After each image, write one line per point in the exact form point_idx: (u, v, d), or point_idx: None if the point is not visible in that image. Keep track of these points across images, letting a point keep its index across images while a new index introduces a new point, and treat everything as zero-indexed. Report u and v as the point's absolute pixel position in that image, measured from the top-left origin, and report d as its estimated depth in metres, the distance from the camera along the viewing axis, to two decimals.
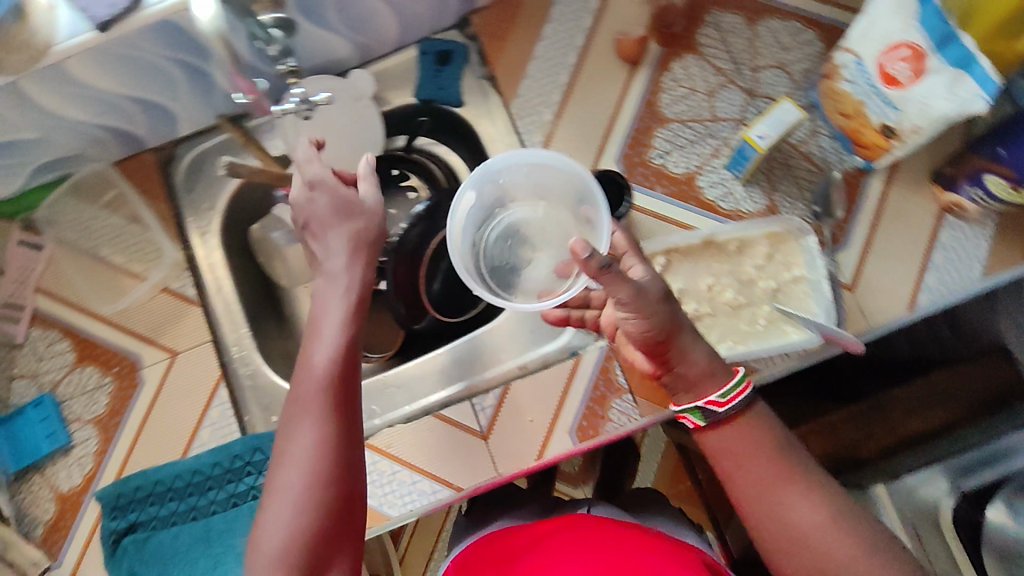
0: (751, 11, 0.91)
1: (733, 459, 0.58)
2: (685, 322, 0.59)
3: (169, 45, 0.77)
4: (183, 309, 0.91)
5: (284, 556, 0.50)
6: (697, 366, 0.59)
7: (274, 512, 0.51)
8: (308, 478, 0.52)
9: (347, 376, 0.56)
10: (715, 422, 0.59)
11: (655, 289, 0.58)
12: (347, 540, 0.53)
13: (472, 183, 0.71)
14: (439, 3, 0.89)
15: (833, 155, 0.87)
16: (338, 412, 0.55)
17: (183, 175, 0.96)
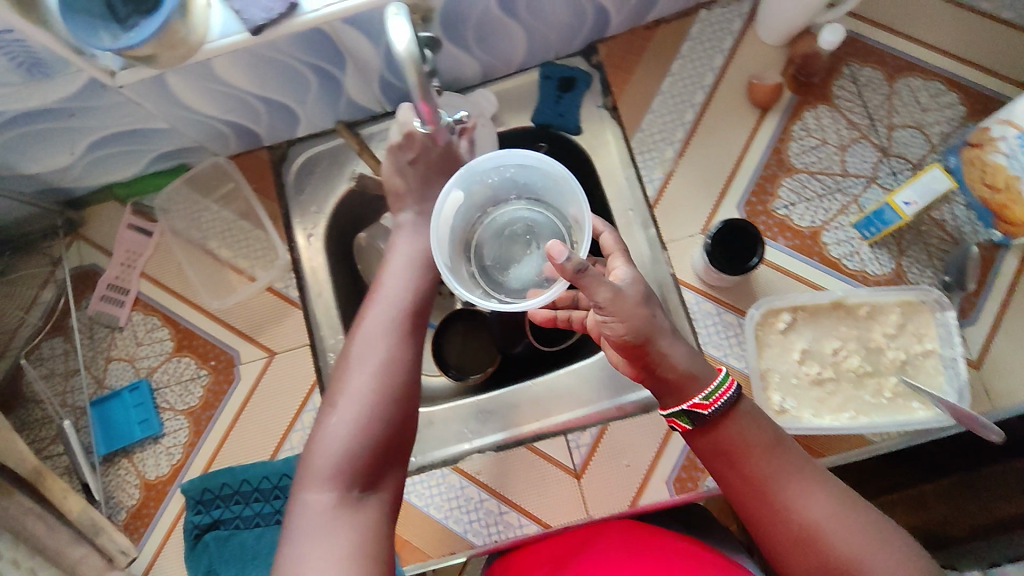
0: (892, 67, 0.87)
1: (733, 464, 0.62)
2: (662, 327, 0.62)
3: (311, 51, 0.75)
4: (285, 309, 0.92)
5: (341, 458, 0.63)
6: (679, 371, 0.62)
7: (339, 420, 0.64)
8: (371, 392, 0.66)
9: (416, 305, 0.73)
10: (702, 426, 0.63)
11: (636, 293, 0.62)
12: (393, 456, 0.66)
13: (460, 179, 0.74)
14: (571, 31, 0.86)
15: (967, 225, 0.83)
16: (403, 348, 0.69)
17: (294, 175, 0.94)
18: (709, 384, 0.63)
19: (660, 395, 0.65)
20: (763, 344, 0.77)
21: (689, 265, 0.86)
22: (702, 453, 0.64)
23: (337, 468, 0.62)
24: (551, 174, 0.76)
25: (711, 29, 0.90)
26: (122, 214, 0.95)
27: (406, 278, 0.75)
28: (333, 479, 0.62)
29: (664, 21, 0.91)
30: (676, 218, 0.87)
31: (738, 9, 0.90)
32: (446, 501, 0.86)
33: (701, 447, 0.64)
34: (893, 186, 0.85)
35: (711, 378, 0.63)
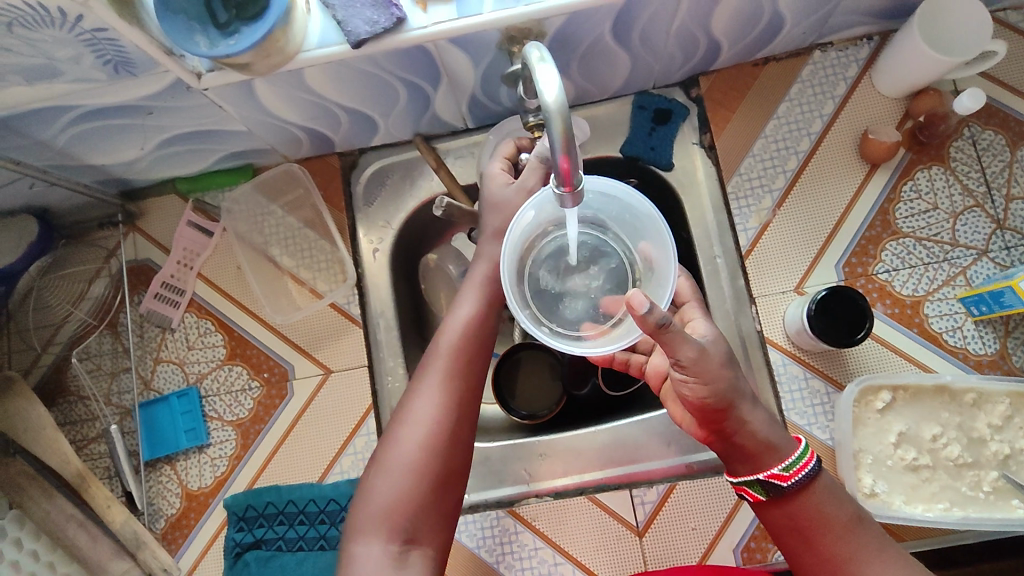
0: (1015, 133, 0.83)
1: (808, 542, 0.58)
2: (743, 390, 0.58)
3: (406, 68, 0.72)
4: (345, 326, 0.88)
5: (393, 510, 0.62)
6: (758, 438, 0.59)
7: (392, 469, 0.63)
8: (427, 441, 0.64)
9: (478, 344, 0.69)
10: (777, 497, 0.59)
11: (719, 354, 0.57)
12: (443, 506, 0.64)
13: (536, 201, 0.66)
14: (676, 62, 0.83)
15: None
16: (461, 391, 0.66)
17: (364, 184, 0.91)
18: (788, 455, 0.59)
19: (730, 460, 0.61)
20: (858, 421, 0.74)
21: (778, 323, 0.81)
22: (772, 524, 0.60)
23: (389, 521, 0.61)
24: (631, 209, 0.69)
25: (825, 72, 0.86)
26: (183, 210, 0.92)
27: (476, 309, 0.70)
28: (384, 531, 0.61)
29: (774, 59, 0.87)
30: (769, 272, 0.82)
31: (856, 54, 0.86)
32: (497, 545, 0.81)
33: (772, 518, 0.60)
34: (1005, 261, 0.80)
35: (790, 449, 0.59)
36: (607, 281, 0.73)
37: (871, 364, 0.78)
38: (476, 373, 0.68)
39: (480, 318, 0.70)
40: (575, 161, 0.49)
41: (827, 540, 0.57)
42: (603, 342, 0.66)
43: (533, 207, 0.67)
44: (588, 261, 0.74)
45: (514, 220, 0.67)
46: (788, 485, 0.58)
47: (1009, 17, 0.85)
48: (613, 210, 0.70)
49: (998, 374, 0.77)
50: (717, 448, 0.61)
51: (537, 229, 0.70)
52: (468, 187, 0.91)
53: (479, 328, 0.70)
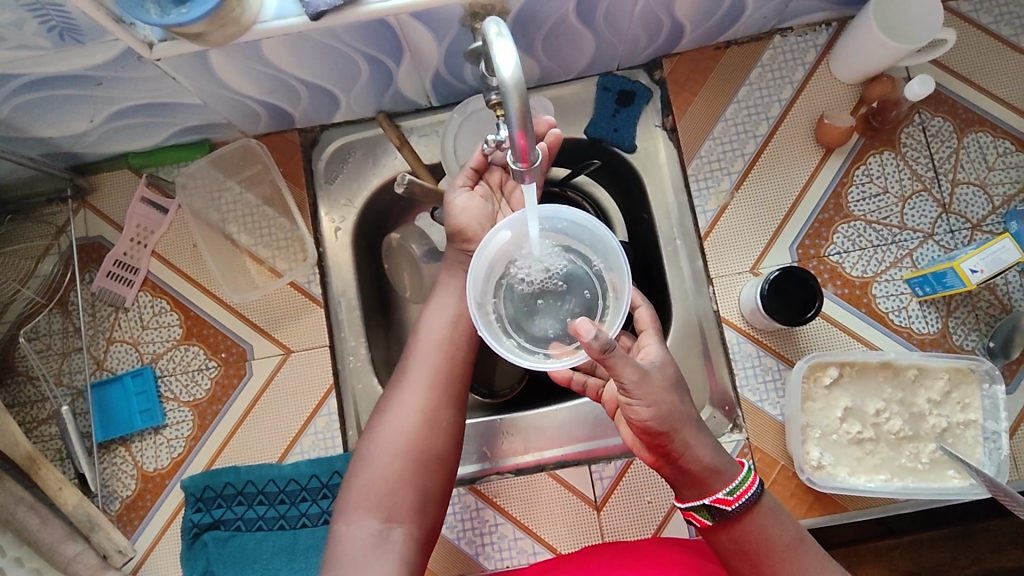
0: (963, 120, 0.87)
1: (754, 564, 0.60)
2: (688, 415, 0.60)
3: (369, 42, 0.72)
4: (306, 305, 0.86)
5: (379, 489, 0.63)
6: (704, 463, 0.60)
7: (373, 456, 0.64)
8: (414, 423, 0.66)
9: (458, 333, 0.72)
10: (724, 522, 0.61)
11: (664, 377, 0.60)
12: (431, 488, 0.65)
13: (511, 221, 0.69)
14: (639, 45, 0.84)
15: (1019, 292, 0.82)
16: (439, 381, 0.69)
17: (326, 162, 0.90)
18: (732, 479, 0.61)
19: (678, 486, 0.62)
20: (806, 396, 0.77)
21: (733, 303, 0.84)
22: (720, 548, 0.62)
23: (364, 503, 0.62)
24: (602, 237, 0.70)
25: (784, 57, 0.89)
26: (136, 186, 0.89)
27: (440, 301, 0.74)
28: (367, 510, 0.62)
29: (735, 43, 0.89)
30: (725, 253, 0.85)
31: (814, 39, 0.89)
32: (460, 522, 0.81)
33: (719, 543, 0.61)
34: (949, 243, 0.84)
35: (734, 473, 0.61)
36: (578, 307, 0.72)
37: (819, 341, 0.81)
38: (454, 364, 0.70)
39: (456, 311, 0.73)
40: (530, 135, 0.49)
41: (770, 556, 0.59)
42: (562, 358, 0.67)
43: (509, 227, 0.69)
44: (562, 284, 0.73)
45: (489, 236, 0.69)
46: (735, 508, 0.60)
47: (960, 7, 0.89)
48: (587, 238, 0.71)
49: (939, 351, 0.81)
50: (665, 473, 0.63)
51: (510, 249, 0.71)
52: (432, 164, 0.91)
53: (460, 318, 0.73)
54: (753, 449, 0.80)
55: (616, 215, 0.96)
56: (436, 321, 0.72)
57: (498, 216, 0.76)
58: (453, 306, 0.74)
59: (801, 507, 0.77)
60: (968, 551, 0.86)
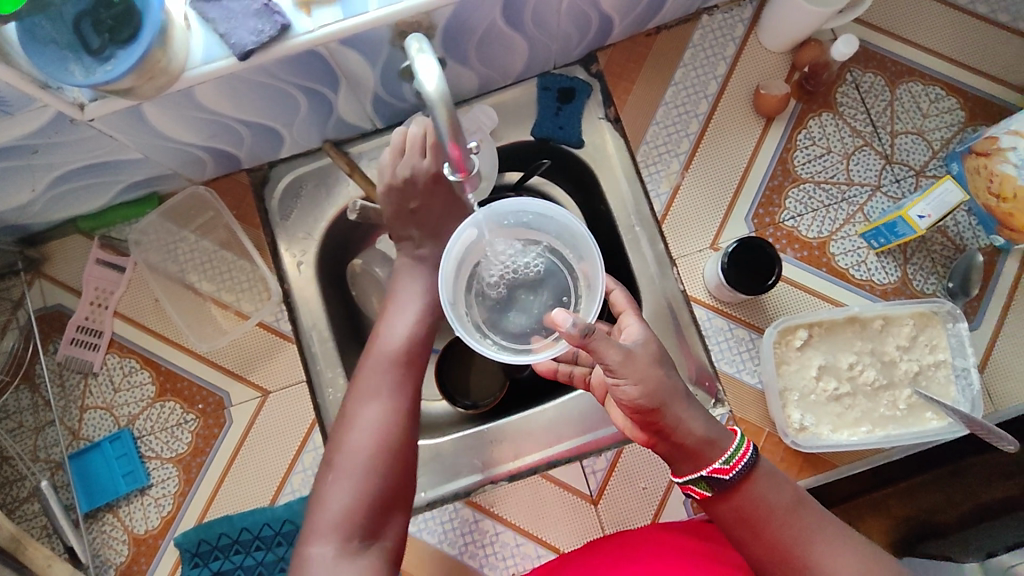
0: (893, 73, 0.89)
1: (754, 531, 0.60)
2: (675, 388, 0.60)
3: (304, 74, 0.72)
4: (277, 344, 0.86)
5: (358, 507, 0.57)
6: (697, 435, 0.60)
7: (347, 470, 0.59)
8: (385, 430, 0.61)
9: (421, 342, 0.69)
10: (721, 491, 0.61)
11: (648, 354, 0.60)
12: (403, 500, 0.61)
13: (477, 217, 0.68)
14: (572, 42, 0.85)
15: (969, 232, 0.85)
16: (408, 387, 0.65)
17: (279, 198, 0.90)
18: (728, 448, 0.61)
19: (675, 462, 0.62)
20: (781, 361, 0.78)
21: (698, 281, 0.86)
22: (720, 519, 0.62)
23: (344, 523, 0.57)
24: (569, 226, 0.71)
25: (713, 34, 0.91)
26: (89, 249, 0.88)
27: (410, 311, 0.70)
28: (345, 529, 0.56)
29: (665, 27, 0.91)
30: (683, 233, 0.87)
31: (740, 14, 0.91)
32: (460, 536, 0.81)
33: (719, 513, 0.62)
34: (897, 193, 0.86)
35: (728, 442, 0.61)
36: (551, 297, 0.74)
37: (786, 305, 0.83)
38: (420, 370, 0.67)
39: (417, 316, 0.70)
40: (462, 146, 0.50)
41: (772, 520, 0.60)
42: (544, 350, 0.67)
43: (475, 224, 0.68)
44: (531, 276, 0.74)
45: (454, 238, 0.67)
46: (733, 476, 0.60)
47: None
48: (552, 227, 0.71)
49: (903, 299, 0.83)
50: (661, 450, 0.63)
51: (478, 245, 0.71)
52: None
53: (419, 322, 0.69)
54: (736, 421, 0.82)
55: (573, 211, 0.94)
56: (402, 327, 0.68)
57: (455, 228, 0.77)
58: (423, 311, 0.71)
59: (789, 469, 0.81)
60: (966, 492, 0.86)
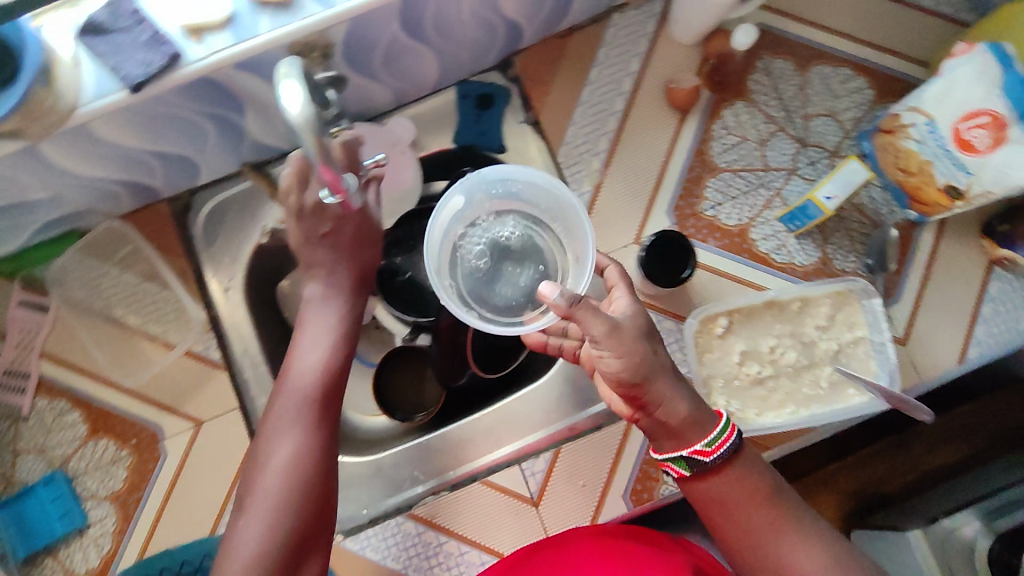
0: (802, 57, 0.90)
1: (725, 511, 0.62)
2: (662, 364, 0.61)
3: (206, 101, 0.72)
4: (209, 373, 0.86)
5: (269, 547, 0.59)
6: (681, 416, 0.61)
7: (258, 512, 0.61)
8: (295, 468, 0.63)
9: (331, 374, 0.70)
10: (701, 472, 0.63)
11: (635, 328, 0.60)
12: (317, 532, 0.63)
13: (463, 185, 0.73)
14: (483, 49, 0.85)
15: (885, 207, 0.86)
16: (318, 421, 0.67)
17: (202, 226, 0.88)
18: (711, 430, 0.62)
19: (657, 437, 0.64)
20: (704, 349, 0.80)
21: None
22: (695, 498, 0.64)
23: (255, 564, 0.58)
24: (556, 198, 0.74)
25: (624, 32, 0.91)
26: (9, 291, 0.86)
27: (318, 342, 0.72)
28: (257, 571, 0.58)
29: (577, 28, 0.91)
30: (608, 229, 0.88)
31: (650, 10, 0.91)
32: (404, 551, 0.82)
33: (696, 491, 0.63)
34: (812, 175, 0.87)
35: (712, 424, 0.62)
36: (535, 269, 0.77)
37: (711, 293, 0.84)
38: (330, 402, 0.69)
39: (329, 346, 0.71)
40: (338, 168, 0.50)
41: (744, 504, 0.61)
42: (533, 322, 0.71)
43: (461, 192, 0.73)
44: (517, 248, 0.78)
45: (442, 203, 0.73)
46: (714, 458, 0.61)
47: None
48: (539, 199, 0.75)
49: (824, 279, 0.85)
50: (643, 424, 0.64)
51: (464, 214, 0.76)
52: None
53: (333, 353, 0.71)
54: None
55: None
56: (309, 360, 0.70)
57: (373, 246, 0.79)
58: (335, 342, 0.72)
59: None
60: (903, 462, 0.90)
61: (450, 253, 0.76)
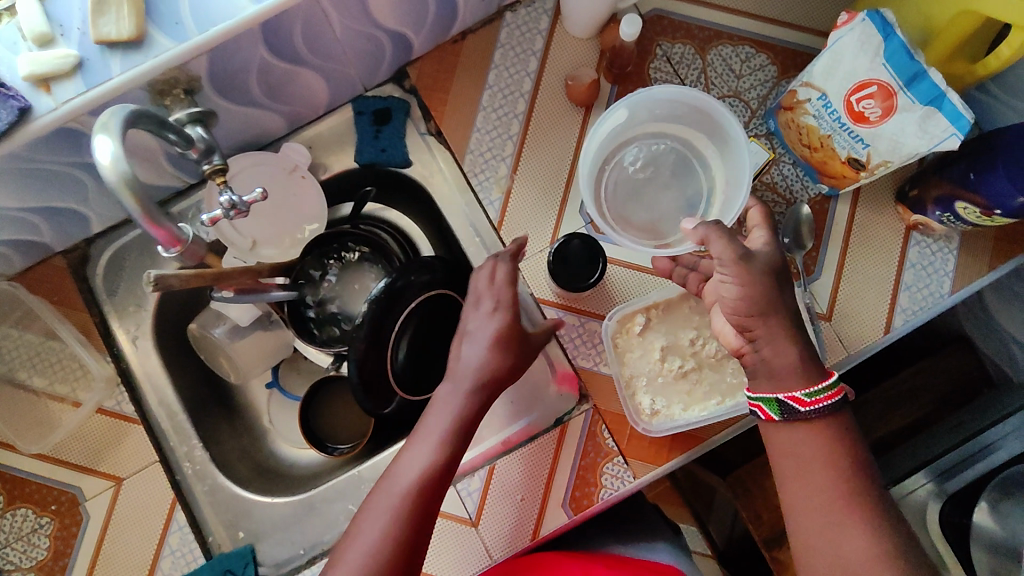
0: (701, 39, 0.88)
1: (794, 460, 0.66)
2: (782, 305, 0.65)
3: (73, 150, 0.68)
4: (123, 428, 0.82)
5: None
6: (784, 356, 0.65)
7: None
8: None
9: (437, 475, 0.64)
10: (788, 418, 0.66)
11: (765, 265, 0.66)
12: None
13: (628, 99, 0.80)
14: (371, 64, 0.82)
15: (797, 183, 0.85)
16: (406, 530, 0.61)
17: (102, 276, 0.86)
18: (816, 385, 0.65)
19: (756, 376, 0.68)
20: (624, 350, 0.81)
21: (543, 282, 0.84)
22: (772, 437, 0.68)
23: None
24: (712, 121, 0.80)
25: (519, 31, 0.88)
26: None
27: (429, 437, 0.65)
28: None
29: (469, 32, 0.88)
30: (522, 235, 0.85)
31: (543, 5, 0.88)
32: None
33: (775, 432, 0.68)
34: None
35: (821, 380, 0.65)
36: (678, 194, 0.84)
37: (631, 288, 0.84)
38: (423, 514, 0.62)
39: (433, 449, 0.64)
40: (166, 225, 0.48)
41: (814, 468, 0.64)
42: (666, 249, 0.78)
43: (626, 105, 0.80)
44: (669, 169, 0.85)
45: (607, 114, 0.81)
46: (809, 409, 0.65)
47: None
48: (698, 122, 0.82)
49: None
50: (748, 360, 0.68)
51: (623, 132, 0.84)
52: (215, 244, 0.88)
53: (439, 453, 0.64)
54: (601, 414, 0.81)
55: (416, 230, 0.95)
56: (416, 455, 0.64)
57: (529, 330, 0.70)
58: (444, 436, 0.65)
59: (659, 453, 0.80)
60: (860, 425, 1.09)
61: (600, 168, 0.84)
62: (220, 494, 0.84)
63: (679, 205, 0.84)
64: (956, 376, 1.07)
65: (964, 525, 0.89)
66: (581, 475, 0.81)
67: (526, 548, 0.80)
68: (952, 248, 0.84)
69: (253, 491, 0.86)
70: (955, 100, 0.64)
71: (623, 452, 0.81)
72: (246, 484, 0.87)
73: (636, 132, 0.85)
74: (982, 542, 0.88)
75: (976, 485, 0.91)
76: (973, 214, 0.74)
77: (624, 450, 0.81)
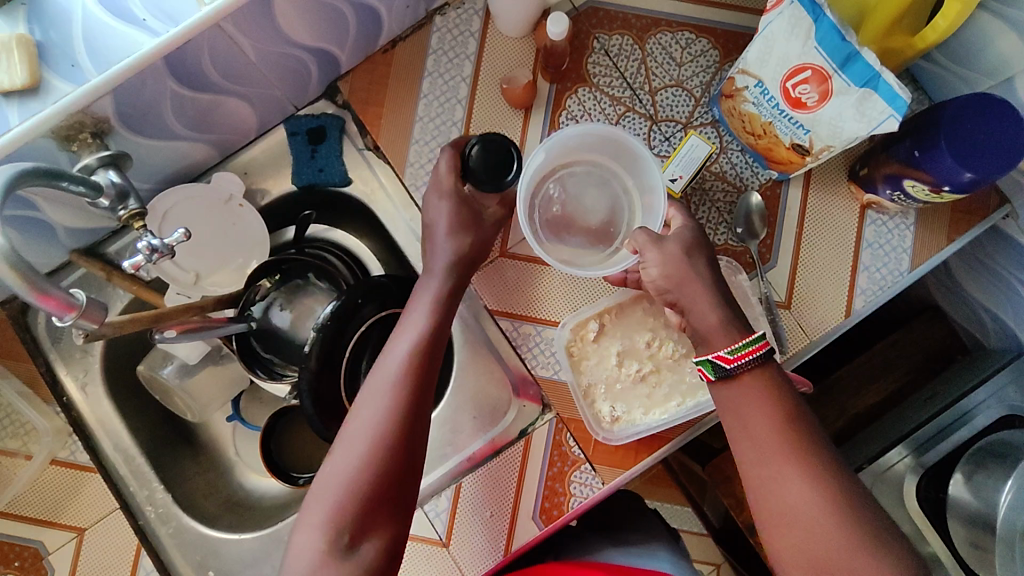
0: (638, 28, 0.85)
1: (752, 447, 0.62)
2: (705, 284, 0.66)
3: None
4: (80, 477, 0.81)
5: (347, 491, 0.59)
6: (709, 322, 0.65)
7: (340, 455, 0.62)
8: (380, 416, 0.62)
9: (434, 334, 0.68)
10: (723, 378, 0.63)
11: (680, 246, 0.67)
12: (392, 497, 0.61)
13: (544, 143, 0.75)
14: (296, 83, 0.79)
15: (747, 170, 0.83)
16: (412, 377, 0.65)
17: (44, 325, 0.83)
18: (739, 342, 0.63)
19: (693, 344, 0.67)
20: (581, 357, 0.80)
21: (495, 295, 0.82)
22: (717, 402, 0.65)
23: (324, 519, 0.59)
24: (629, 150, 0.76)
25: (451, 34, 0.85)
26: None
27: (424, 306, 0.70)
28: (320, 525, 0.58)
29: (399, 39, 0.84)
30: None
31: (473, 6, 0.85)
32: None
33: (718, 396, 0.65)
34: (667, 151, 0.83)
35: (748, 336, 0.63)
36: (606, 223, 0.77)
37: (584, 293, 0.82)
38: (428, 362, 0.66)
39: (430, 309, 0.70)
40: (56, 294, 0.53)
41: (771, 457, 0.60)
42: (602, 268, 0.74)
43: (543, 148, 0.75)
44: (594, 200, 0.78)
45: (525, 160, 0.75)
46: (735, 365, 0.62)
47: None
48: (616, 151, 0.77)
49: None
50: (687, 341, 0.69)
51: (544, 171, 0.78)
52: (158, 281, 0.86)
53: (430, 326, 0.68)
54: (565, 422, 0.79)
55: (364, 249, 0.93)
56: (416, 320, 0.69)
57: (478, 209, 0.77)
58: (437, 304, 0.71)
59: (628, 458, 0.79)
60: (837, 404, 1.08)
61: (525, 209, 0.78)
62: (186, 534, 0.83)
63: (608, 235, 0.77)
64: (925, 347, 1.07)
65: (940, 499, 0.87)
66: (549, 485, 0.79)
67: (499, 564, 0.79)
68: (909, 223, 0.82)
69: (221, 528, 0.85)
70: (891, 81, 0.61)
71: (590, 459, 0.79)
72: (214, 520, 0.86)
73: (556, 169, 0.78)
74: (960, 513, 0.85)
75: (952, 457, 0.88)
76: (922, 191, 0.72)
77: (591, 457, 0.79)
